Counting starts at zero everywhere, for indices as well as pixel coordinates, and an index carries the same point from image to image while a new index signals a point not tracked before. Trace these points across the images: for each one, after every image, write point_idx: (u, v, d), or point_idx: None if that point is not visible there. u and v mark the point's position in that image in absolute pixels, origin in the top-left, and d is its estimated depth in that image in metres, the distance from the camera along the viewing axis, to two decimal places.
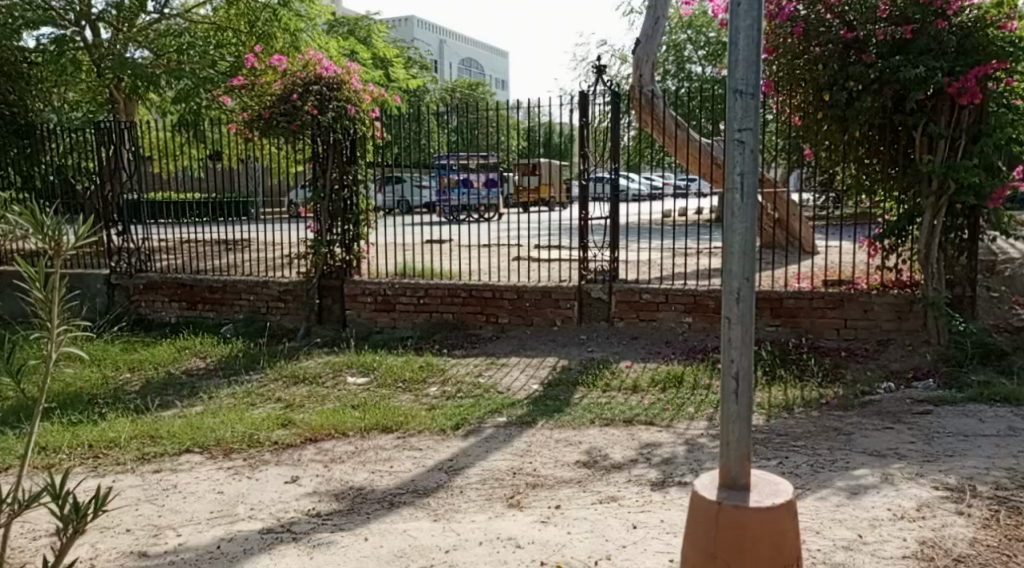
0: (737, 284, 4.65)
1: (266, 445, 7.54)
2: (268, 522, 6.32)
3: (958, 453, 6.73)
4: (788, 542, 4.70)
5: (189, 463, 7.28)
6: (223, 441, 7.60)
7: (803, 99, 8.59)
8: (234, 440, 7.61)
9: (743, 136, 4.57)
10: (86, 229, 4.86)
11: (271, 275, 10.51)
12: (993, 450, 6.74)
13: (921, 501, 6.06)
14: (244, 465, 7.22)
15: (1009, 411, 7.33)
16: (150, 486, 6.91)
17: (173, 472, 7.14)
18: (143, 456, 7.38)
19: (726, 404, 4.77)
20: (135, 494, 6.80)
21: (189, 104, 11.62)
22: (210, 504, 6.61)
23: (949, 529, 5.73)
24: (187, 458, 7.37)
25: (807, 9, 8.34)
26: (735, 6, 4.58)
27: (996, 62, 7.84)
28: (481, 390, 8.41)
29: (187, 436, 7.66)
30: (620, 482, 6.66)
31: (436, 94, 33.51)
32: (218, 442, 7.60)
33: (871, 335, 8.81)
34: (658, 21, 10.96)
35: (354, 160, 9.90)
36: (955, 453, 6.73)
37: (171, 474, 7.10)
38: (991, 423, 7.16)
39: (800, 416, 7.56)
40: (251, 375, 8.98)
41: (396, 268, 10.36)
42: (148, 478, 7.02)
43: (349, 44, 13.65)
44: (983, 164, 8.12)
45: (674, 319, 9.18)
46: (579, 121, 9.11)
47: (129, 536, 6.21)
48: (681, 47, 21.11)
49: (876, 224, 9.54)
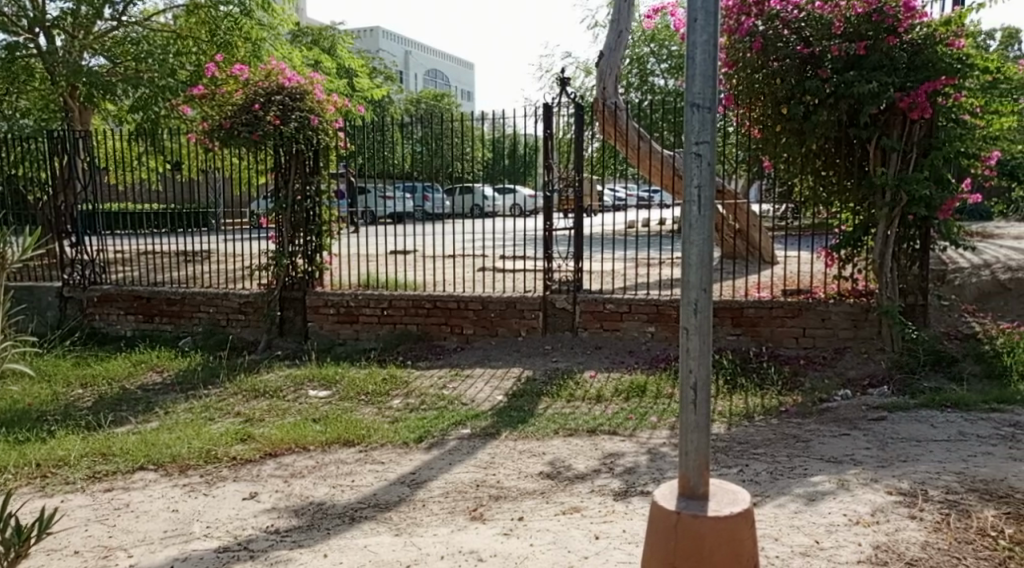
0: (695, 295, 4.73)
1: (223, 460, 7.43)
2: (225, 540, 6.21)
3: (911, 458, 6.94)
4: (745, 551, 4.76)
5: (143, 481, 7.13)
6: (179, 457, 7.45)
7: (762, 113, 8.81)
8: (191, 456, 7.47)
9: (701, 149, 4.66)
10: (32, 241, 4.69)
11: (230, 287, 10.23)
12: (944, 455, 6.97)
13: (876, 506, 6.23)
14: (200, 482, 7.08)
15: (959, 417, 7.60)
16: (100, 505, 6.74)
17: (126, 491, 6.97)
18: (93, 475, 7.20)
19: (685, 414, 4.84)
20: (85, 514, 6.62)
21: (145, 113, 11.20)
22: (164, 523, 6.47)
23: (902, 533, 5.89)
24: (140, 476, 7.21)
25: (765, 24, 8.60)
26: (692, 23, 4.65)
27: (945, 78, 8.14)
28: (445, 402, 8.39)
29: (140, 453, 7.50)
30: (583, 493, 6.71)
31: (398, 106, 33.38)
32: (173, 458, 7.45)
33: (829, 343, 8.95)
34: (623, 33, 10.64)
35: (318, 171, 9.56)
36: (908, 458, 6.94)
37: (123, 493, 6.93)
38: (942, 429, 7.42)
39: (759, 424, 7.76)
40: (210, 389, 8.82)
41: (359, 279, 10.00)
42: (98, 498, 6.85)
43: (311, 54, 13.62)
44: (934, 177, 8.43)
45: (637, 329, 9.09)
46: (542, 132, 8.58)
47: (78, 558, 6.05)
48: (644, 60, 20.14)
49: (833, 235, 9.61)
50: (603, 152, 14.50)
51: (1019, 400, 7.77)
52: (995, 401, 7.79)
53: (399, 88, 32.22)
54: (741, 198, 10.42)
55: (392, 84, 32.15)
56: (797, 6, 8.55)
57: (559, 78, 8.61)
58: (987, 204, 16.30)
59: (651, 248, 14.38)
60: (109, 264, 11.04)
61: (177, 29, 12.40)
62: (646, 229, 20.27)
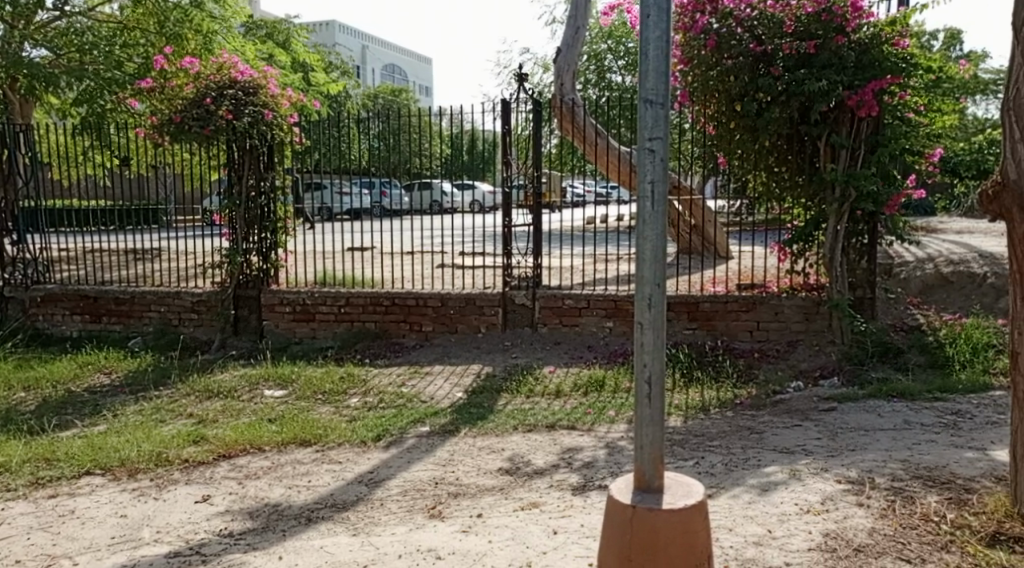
0: (649, 289, 4.66)
1: (175, 463, 7.24)
2: (177, 545, 6.05)
3: (860, 447, 7.10)
4: (699, 543, 4.71)
5: (89, 486, 6.91)
6: (128, 461, 7.24)
7: (717, 110, 8.99)
8: (141, 460, 7.26)
9: (654, 145, 4.59)
10: None
11: (182, 284, 10.02)
12: (891, 443, 7.14)
13: (825, 494, 6.30)
14: (150, 486, 6.90)
15: (905, 406, 7.81)
16: (44, 512, 6.53)
17: (72, 497, 6.76)
18: (37, 481, 6.96)
19: (640, 407, 4.79)
20: (28, 522, 6.40)
21: (91, 107, 10.64)
22: (111, 529, 6.28)
23: (850, 520, 5.95)
24: (87, 481, 6.99)
25: (719, 22, 8.75)
26: (644, 18, 4.57)
27: (891, 77, 8.39)
28: (404, 400, 8.32)
29: (87, 457, 7.27)
30: (542, 488, 6.70)
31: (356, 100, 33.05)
32: (122, 462, 7.23)
33: (782, 336, 9.15)
34: (579, 31, 10.73)
35: (272, 166, 9.39)
36: (857, 448, 7.10)
37: (68, 498, 6.72)
38: (890, 418, 7.61)
39: (715, 417, 7.89)
40: (162, 390, 8.60)
41: (315, 275, 9.88)
42: (42, 505, 6.63)
43: (266, 48, 13.21)
44: (880, 173, 8.65)
45: (595, 324, 9.14)
46: (501, 129, 8.60)
47: None
48: (601, 57, 19.99)
49: (785, 231, 9.82)
50: (562, 148, 14.57)
51: (959, 389, 8.03)
52: (938, 390, 8.03)
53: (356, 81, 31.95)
54: (697, 195, 10.60)
55: (345, 77, 31.75)
56: (750, 6, 8.70)
57: (518, 74, 8.63)
58: (930, 203, 16.76)
59: (608, 244, 14.47)
60: (54, 263, 10.78)
61: (124, 20, 12.07)
62: (606, 224, 20.32)
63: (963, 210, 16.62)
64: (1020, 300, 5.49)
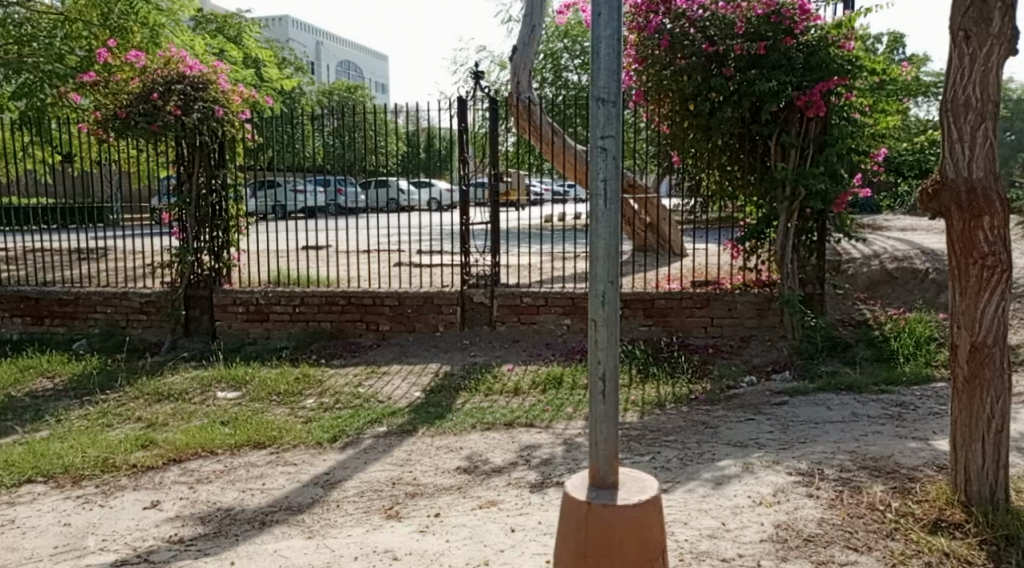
0: (602, 287, 4.47)
1: (122, 469, 7.00)
2: (124, 553, 5.81)
3: (809, 439, 7.03)
4: (654, 538, 4.53)
5: (31, 495, 6.66)
6: (72, 468, 6.99)
7: (670, 110, 9.09)
8: (86, 466, 7.02)
9: (607, 144, 4.40)
10: None
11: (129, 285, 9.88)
12: (840, 434, 7.12)
13: (777, 487, 6.02)
14: (96, 493, 6.66)
15: (853, 398, 7.91)
16: None
17: (12, 506, 6.50)
18: None
19: (594, 404, 4.60)
20: None
21: (30, 101, 9.80)
22: (54, 538, 6.04)
23: (801, 511, 5.66)
24: (29, 489, 6.74)
25: (673, 22, 8.87)
26: (596, 15, 4.38)
27: (838, 78, 8.53)
28: (360, 400, 8.19)
29: (29, 465, 7.01)
30: (499, 486, 6.52)
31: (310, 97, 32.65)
32: (66, 469, 6.99)
33: (735, 332, 9.30)
34: (536, 29, 10.79)
35: (223, 163, 9.32)
36: (807, 440, 7.02)
37: (9, 508, 6.46)
38: (838, 410, 7.67)
39: (671, 412, 7.93)
40: (108, 393, 8.35)
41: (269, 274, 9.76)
42: None
43: (215, 42, 12.98)
44: (828, 172, 8.80)
45: (553, 322, 9.15)
46: (458, 126, 8.44)
47: None
48: (558, 56, 19.87)
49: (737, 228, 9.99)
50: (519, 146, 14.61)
51: (905, 381, 8.17)
52: (884, 382, 8.16)
53: (307, 76, 31.51)
54: (652, 193, 10.75)
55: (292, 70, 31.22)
56: (702, 6, 8.79)
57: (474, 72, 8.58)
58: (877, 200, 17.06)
59: (565, 243, 14.59)
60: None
61: (65, 12, 11.61)
62: (565, 221, 20.27)
63: (909, 211, 17.00)
64: (959, 292, 5.31)
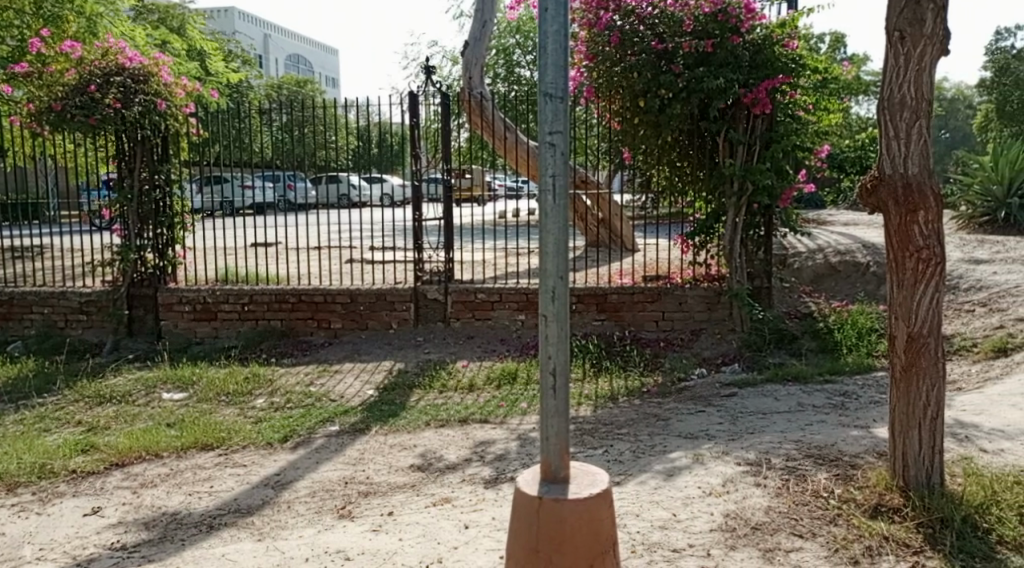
0: (552, 283, 4.13)
1: (61, 475, 6.74)
2: (63, 561, 5.57)
3: (758, 429, 7.06)
4: (603, 537, 4.19)
5: None
6: (7, 474, 6.70)
7: (621, 106, 9.14)
8: (21, 472, 6.73)
9: (555, 140, 4.06)
10: None
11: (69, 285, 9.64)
12: (786, 424, 7.16)
13: (726, 477, 5.90)
14: (34, 500, 6.39)
15: (799, 389, 8.01)
16: None
17: None
18: None
19: (544, 399, 4.26)
20: None
21: None
22: None
23: (749, 500, 5.56)
24: None
25: (622, 19, 8.96)
26: (542, 9, 4.05)
27: (783, 76, 8.67)
28: (311, 400, 8.04)
29: None
30: (453, 483, 6.39)
31: (258, 90, 32.13)
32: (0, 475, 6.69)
33: (686, 326, 9.42)
34: (487, 25, 10.84)
35: (166, 158, 9.15)
36: (756, 431, 7.04)
37: None
38: (785, 401, 7.75)
39: (624, 406, 7.95)
40: (45, 396, 8.05)
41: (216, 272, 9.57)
42: None
43: (156, 31, 12.72)
44: (774, 168, 8.93)
45: (507, 318, 9.12)
46: (409, 122, 8.40)
47: None
48: (509, 52, 19.90)
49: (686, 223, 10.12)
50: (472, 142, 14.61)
51: (848, 371, 8.30)
52: (828, 372, 8.30)
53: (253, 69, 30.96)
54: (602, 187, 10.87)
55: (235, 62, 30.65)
56: (651, 4, 8.89)
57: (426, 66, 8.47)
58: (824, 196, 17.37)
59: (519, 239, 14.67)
60: None
61: None
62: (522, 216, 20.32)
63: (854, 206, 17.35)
64: (896, 284, 5.27)
